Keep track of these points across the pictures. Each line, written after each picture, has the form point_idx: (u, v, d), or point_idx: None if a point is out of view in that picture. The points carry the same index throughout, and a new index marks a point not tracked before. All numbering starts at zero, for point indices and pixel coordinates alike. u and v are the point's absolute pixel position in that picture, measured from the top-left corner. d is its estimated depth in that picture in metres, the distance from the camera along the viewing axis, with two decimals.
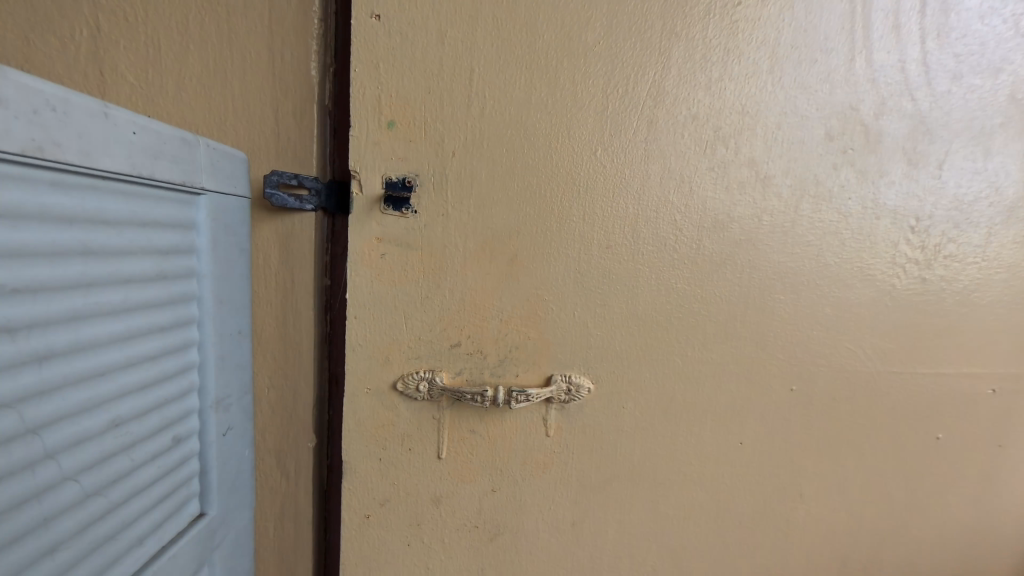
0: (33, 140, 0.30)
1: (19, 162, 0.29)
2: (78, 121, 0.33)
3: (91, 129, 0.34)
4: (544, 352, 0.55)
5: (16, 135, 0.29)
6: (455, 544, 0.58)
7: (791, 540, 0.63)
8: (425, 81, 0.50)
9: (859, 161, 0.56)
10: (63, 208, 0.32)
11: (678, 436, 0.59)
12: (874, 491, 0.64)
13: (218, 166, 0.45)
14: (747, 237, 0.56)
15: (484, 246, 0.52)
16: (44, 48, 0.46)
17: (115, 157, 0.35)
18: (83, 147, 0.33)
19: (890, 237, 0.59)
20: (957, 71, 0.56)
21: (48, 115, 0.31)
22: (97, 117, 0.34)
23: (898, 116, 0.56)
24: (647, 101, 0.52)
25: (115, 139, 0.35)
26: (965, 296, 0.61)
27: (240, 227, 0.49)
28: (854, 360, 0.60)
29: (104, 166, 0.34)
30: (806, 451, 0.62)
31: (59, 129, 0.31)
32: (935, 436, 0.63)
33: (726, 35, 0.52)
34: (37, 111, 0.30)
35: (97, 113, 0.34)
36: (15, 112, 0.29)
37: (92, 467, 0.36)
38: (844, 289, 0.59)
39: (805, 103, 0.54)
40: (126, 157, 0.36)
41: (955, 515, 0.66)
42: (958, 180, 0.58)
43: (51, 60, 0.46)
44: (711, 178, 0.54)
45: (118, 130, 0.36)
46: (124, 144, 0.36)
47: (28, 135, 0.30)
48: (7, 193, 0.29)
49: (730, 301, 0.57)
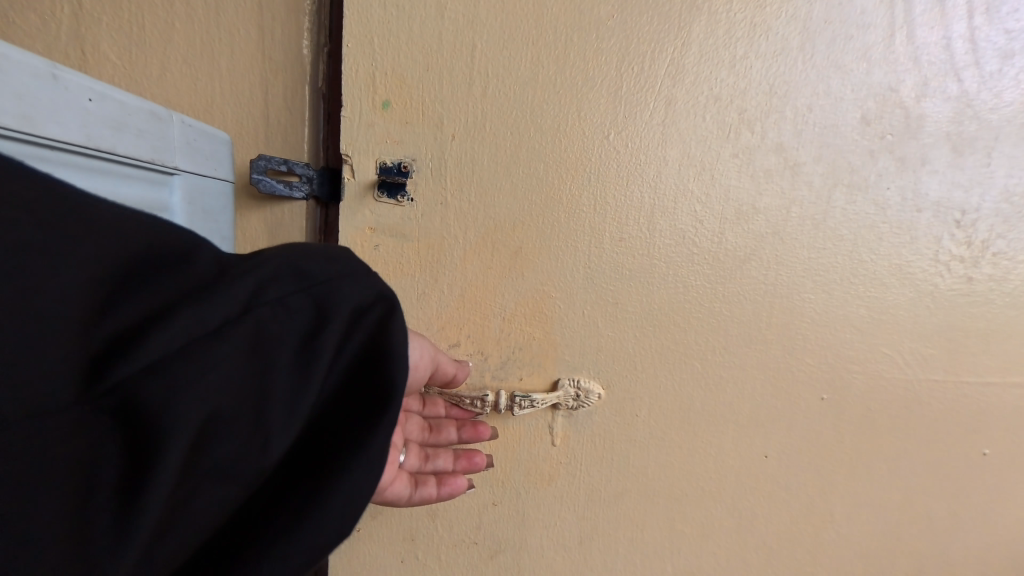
0: None
1: None
2: (18, 82, 0.31)
3: (35, 92, 0.32)
4: (550, 355, 0.50)
5: None
6: (452, 562, 0.54)
7: (820, 563, 0.58)
8: (422, 57, 0.46)
9: (899, 148, 0.51)
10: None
11: (697, 447, 0.54)
12: (912, 513, 0.58)
13: (196, 145, 0.43)
14: (773, 231, 0.51)
15: (485, 237, 0.48)
16: (37, 32, 0.46)
17: (65, 125, 0.34)
18: (25, 111, 0.31)
19: (931, 231, 0.53)
20: (1009, 49, 0.50)
21: None
22: (44, 79, 0.32)
23: (943, 99, 0.51)
24: (664, 81, 0.47)
25: (65, 105, 0.33)
26: (1015, 298, 0.55)
27: (223, 212, 0.46)
28: (892, 367, 0.55)
29: (49, 133, 0.33)
30: (836, 464, 0.56)
31: None
32: (982, 451, 0.57)
33: (751, 8, 0.47)
34: None
35: (44, 75, 0.32)
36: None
37: (227, 446, 0.27)
38: (878, 288, 0.54)
39: (839, 85, 0.49)
40: (78, 125, 0.34)
41: (1003, 539, 0.60)
42: (1010, 169, 0.53)
43: (45, 44, 0.46)
44: (736, 165, 0.49)
45: (69, 95, 0.34)
46: (77, 111, 0.34)
47: None
48: None
49: (753, 301, 0.52)
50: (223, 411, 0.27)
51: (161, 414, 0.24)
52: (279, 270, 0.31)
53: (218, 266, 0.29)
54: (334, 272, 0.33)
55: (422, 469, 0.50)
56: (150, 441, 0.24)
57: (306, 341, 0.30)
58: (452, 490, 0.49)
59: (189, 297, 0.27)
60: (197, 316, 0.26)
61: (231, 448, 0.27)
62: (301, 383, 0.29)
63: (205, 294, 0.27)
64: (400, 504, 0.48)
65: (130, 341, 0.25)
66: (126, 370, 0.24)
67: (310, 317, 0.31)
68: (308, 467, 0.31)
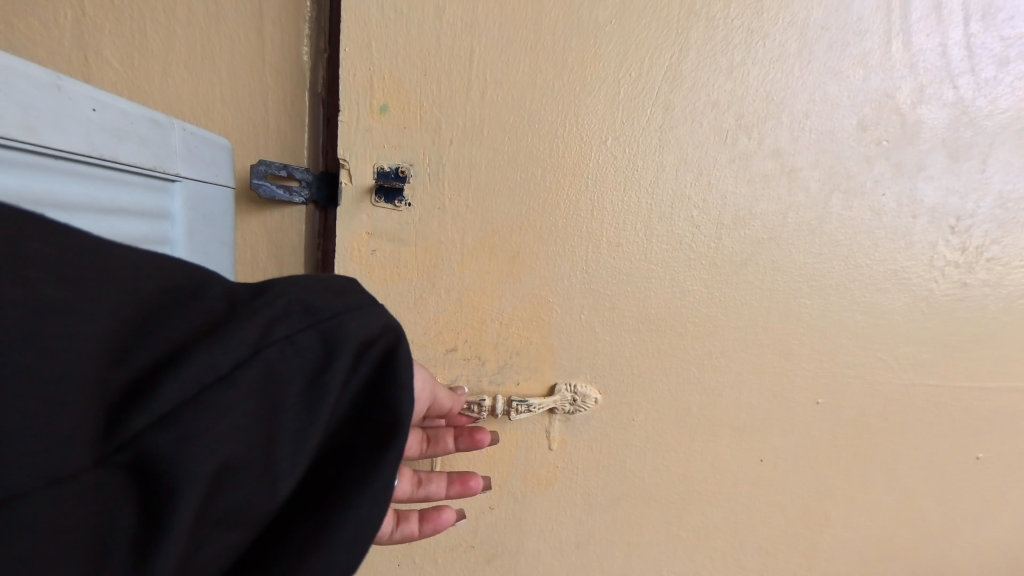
0: None
1: None
2: (22, 92, 0.31)
3: (37, 102, 0.31)
4: (548, 360, 0.50)
5: None
6: (449, 565, 0.54)
7: (815, 567, 0.58)
8: (420, 62, 0.46)
9: (895, 154, 0.51)
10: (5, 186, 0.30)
11: (694, 451, 0.54)
12: (906, 516, 0.58)
13: (196, 152, 0.43)
14: (770, 236, 0.51)
15: (483, 242, 0.48)
16: (27, 32, 0.45)
17: (69, 134, 0.33)
18: (28, 121, 0.31)
19: (927, 237, 0.53)
20: (1005, 56, 0.51)
21: None
22: (47, 90, 0.32)
23: (939, 105, 0.51)
24: (662, 86, 0.48)
25: (68, 114, 0.33)
26: (1009, 304, 0.56)
27: (223, 218, 0.46)
28: (887, 371, 0.55)
29: (52, 143, 0.32)
30: (831, 468, 0.56)
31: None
32: (975, 455, 0.58)
33: (749, 14, 0.47)
34: None
35: (47, 85, 0.32)
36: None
37: (238, 491, 0.26)
38: (874, 294, 0.54)
39: (836, 90, 0.50)
40: (81, 135, 0.34)
41: (997, 543, 0.60)
42: (1005, 175, 0.53)
43: (40, 47, 0.46)
44: (733, 170, 0.49)
45: (72, 105, 0.33)
46: (80, 120, 0.34)
47: None
48: None
49: (750, 305, 0.52)
50: (231, 455, 0.25)
51: (172, 468, 0.23)
52: (288, 307, 0.28)
53: (227, 299, 0.27)
54: (341, 307, 0.30)
55: (409, 497, 0.44)
56: (161, 494, 0.23)
57: (312, 382, 0.28)
58: (437, 525, 0.43)
59: (202, 337, 0.25)
60: (210, 359, 0.24)
61: (244, 491, 0.26)
62: (309, 421, 0.27)
63: (216, 335, 0.25)
64: (383, 540, 0.43)
65: (140, 393, 0.23)
66: (142, 422, 0.23)
67: (319, 354, 0.28)
68: (314, 505, 0.29)
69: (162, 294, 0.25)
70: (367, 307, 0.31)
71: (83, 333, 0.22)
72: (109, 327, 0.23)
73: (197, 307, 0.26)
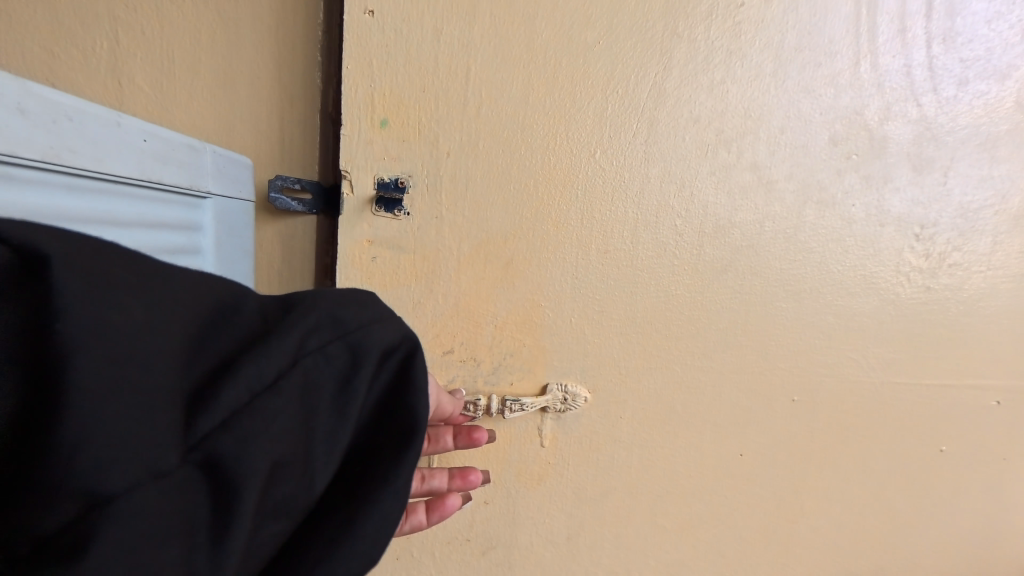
0: (51, 148, 0.33)
1: (40, 168, 0.32)
2: (91, 129, 0.35)
3: (102, 137, 0.36)
4: (540, 361, 0.53)
5: (37, 143, 0.32)
6: (445, 558, 0.56)
7: (791, 555, 0.62)
8: (419, 79, 0.48)
9: (863, 167, 0.55)
10: (77, 210, 0.35)
11: (678, 446, 0.57)
12: (876, 506, 0.62)
13: (226, 171, 0.46)
14: (749, 243, 0.54)
15: (479, 249, 0.51)
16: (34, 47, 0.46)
17: (125, 162, 0.38)
18: (96, 154, 0.36)
19: (893, 244, 0.57)
20: (963, 76, 0.54)
21: (63, 123, 0.33)
22: (109, 125, 0.37)
23: (903, 122, 0.55)
24: (647, 102, 0.50)
25: (125, 146, 0.38)
26: (969, 306, 0.60)
27: (245, 229, 0.49)
28: (857, 370, 0.59)
29: (114, 171, 0.37)
30: (806, 461, 0.60)
31: (74, 137, 0.34)
32: (939, 448, 0.62)
33: (728, 36, 0.51)
34: (55, 121, 0.33)
35: (109, 122, 0.37)
36: (35, 122, 0.32)
37: (285, 488, 0.28)
38: (846, 297, 0.58)
39: (809, 107, 0.53)
40: (134, 162, 0.38)
41: (959, 529, 0.64)
42: (964, 187, 0.57)
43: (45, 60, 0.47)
44: (713, 182, 0.53)
45: (128, 137, 0.38)
46: (134, 149, 0.38)
47: (46, 143, 0.32)
48: (28, 198, 0.32)
49: (730, 309, 0.55)
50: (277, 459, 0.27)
51: (233, 466, 0.25)
52: (319, 320, 0.30)
53: (261, 314, 0.30)
54: (367, 318, 0.32)
55: (415, 492, 0.47)
56: (226, 490, 0.25)
57: (344, 387, 0.30)
58: (442, 513, 0.46)
59: (245, 350, 0.27)
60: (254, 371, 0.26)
61: (288, 489, 0.28)
62: (339, 424, 0.30)
63: (260, 347, 0.27)
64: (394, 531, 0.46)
65: (198, 401, 0.25)
66: (206, 427, 0.25)
67: (347, 363, 0.31)
68: (342, 501, 0.31)
69: (183, 311, 0.26)
70: (388, 319, 0.34)
71: (154, 346, 0.24)
72: (157, 346, 0.24)
73: (238, 320, 0.29)
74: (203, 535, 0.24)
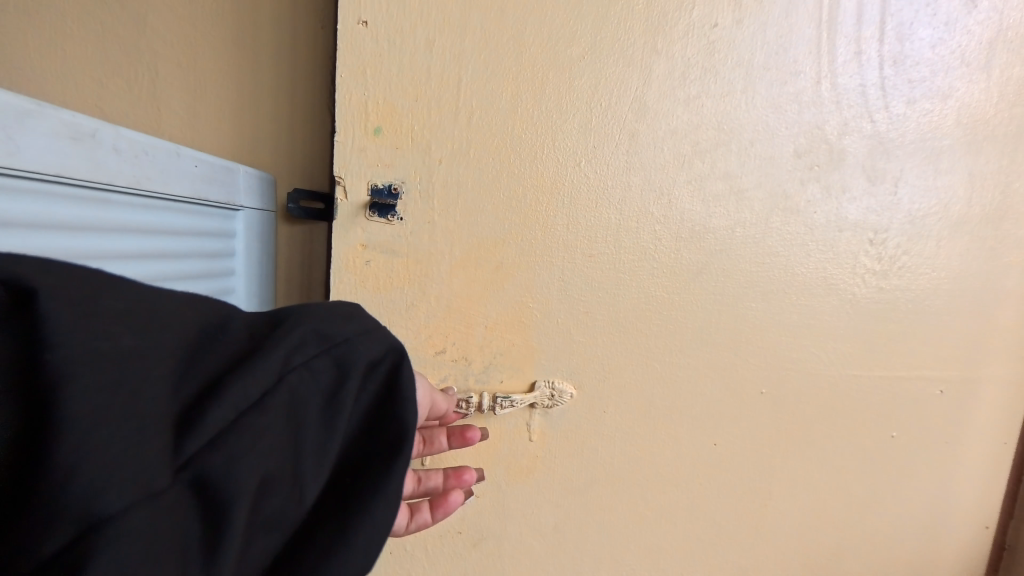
0: (136, 176, 0.43)
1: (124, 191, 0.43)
2: (158, 159, 0.45)
3: (167, 165, 0.46)
4: (529, 360, 0.56)
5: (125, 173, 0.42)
6: (438, 551, 0.58)
7: (761, 536, 0.67)
8: (412, 88, 0.50)
9: (824, 177, 0.60)
10: (148, 222, 0.45)
11: (658, 437, 0.61)
12: (835, 488, 0.68)
13: (255, 188, 0.55)
14: (722, 248, 0.58)
15: (470, 253, 0.53)
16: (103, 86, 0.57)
17: (183, 184, 0.48)
18: (164, 179, 0.46)
19: (850, 248, 0.63)
20: (911, 95, 0.60)
21: (143, 158, 0.44)
22: (171, 155, 0.46)
23: (859, 136, 0.60)
24: (629, 115, 0.53)
25: (184, 172, 0.48)
26: (916, 304, 0.66)
27: (268, 235, 0.58)
28: (818, 364, 0.64)
29: (175, 192, 0.47)
30: (774, 449, 0.65)
31: (151, 167, 0.44)
32: (890, 433, 0.68)
33: (703, 54, 0.54)
34: (139, 156, 0.43)
35: (172, 153, 0.46)
36: (124, 157, 0.42)
37: (274, 501, 0.29)
38: (809, 297, 0.63)
39: (776, 122, 0.57)
40: (190, 183, 0.48)
41: (909, 507, 0.71)
42: (912, 196, 0.63)
43: None
44: (689, 190, 0.56)
45: (184, 163, 0.48)
46: (188, 173, 0.48)
47: (132, 173, 0.43)
48: (114, 213, 0.42)
49: (705, 308, 0.59)
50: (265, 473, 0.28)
51: (222, 481, 0.26)
52: (305, 335, 0.32)
53: (247, 330, 0.31)
54: (352, 331, 0.34)
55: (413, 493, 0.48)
56: (219, 506, 0.26)
57: (330, 400, 0.32)
58: (446, 510, 0.47)
59: (232, 367, 0.29)
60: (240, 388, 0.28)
61: (278, 502, 0.29)
62: (326, 436, 0.31)
63: (245, 366, 0.29)
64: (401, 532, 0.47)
65: (186, 423, 0.26)
66: (193, 448, 0.26)
67: (333, 376, 0.32)
68: (332, 513, 0.32)
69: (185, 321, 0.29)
70: (372, 330, 0.36)
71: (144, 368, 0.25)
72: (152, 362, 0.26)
73: (226, 341, 0.30)
74: (195, 549, 0.25)
